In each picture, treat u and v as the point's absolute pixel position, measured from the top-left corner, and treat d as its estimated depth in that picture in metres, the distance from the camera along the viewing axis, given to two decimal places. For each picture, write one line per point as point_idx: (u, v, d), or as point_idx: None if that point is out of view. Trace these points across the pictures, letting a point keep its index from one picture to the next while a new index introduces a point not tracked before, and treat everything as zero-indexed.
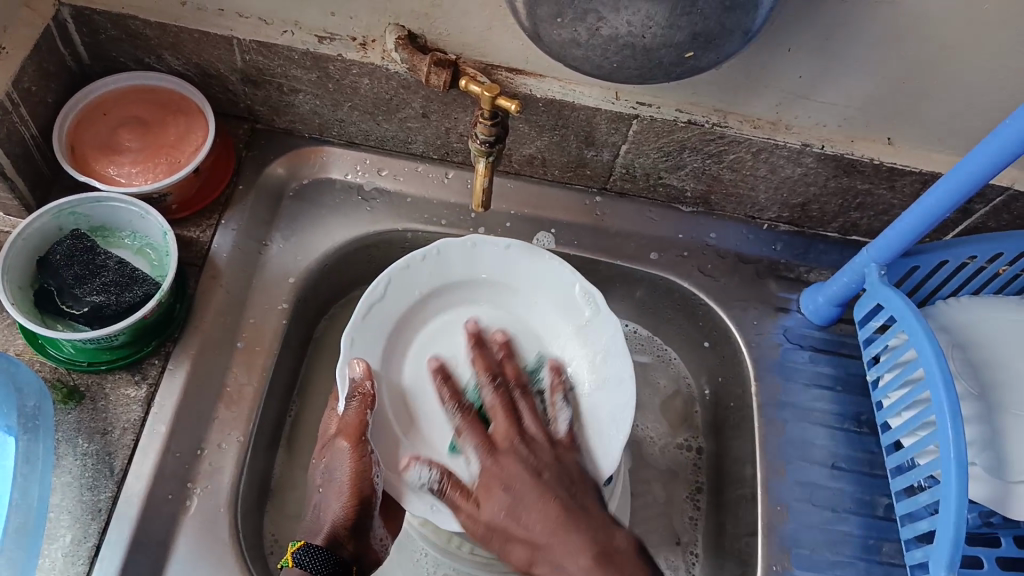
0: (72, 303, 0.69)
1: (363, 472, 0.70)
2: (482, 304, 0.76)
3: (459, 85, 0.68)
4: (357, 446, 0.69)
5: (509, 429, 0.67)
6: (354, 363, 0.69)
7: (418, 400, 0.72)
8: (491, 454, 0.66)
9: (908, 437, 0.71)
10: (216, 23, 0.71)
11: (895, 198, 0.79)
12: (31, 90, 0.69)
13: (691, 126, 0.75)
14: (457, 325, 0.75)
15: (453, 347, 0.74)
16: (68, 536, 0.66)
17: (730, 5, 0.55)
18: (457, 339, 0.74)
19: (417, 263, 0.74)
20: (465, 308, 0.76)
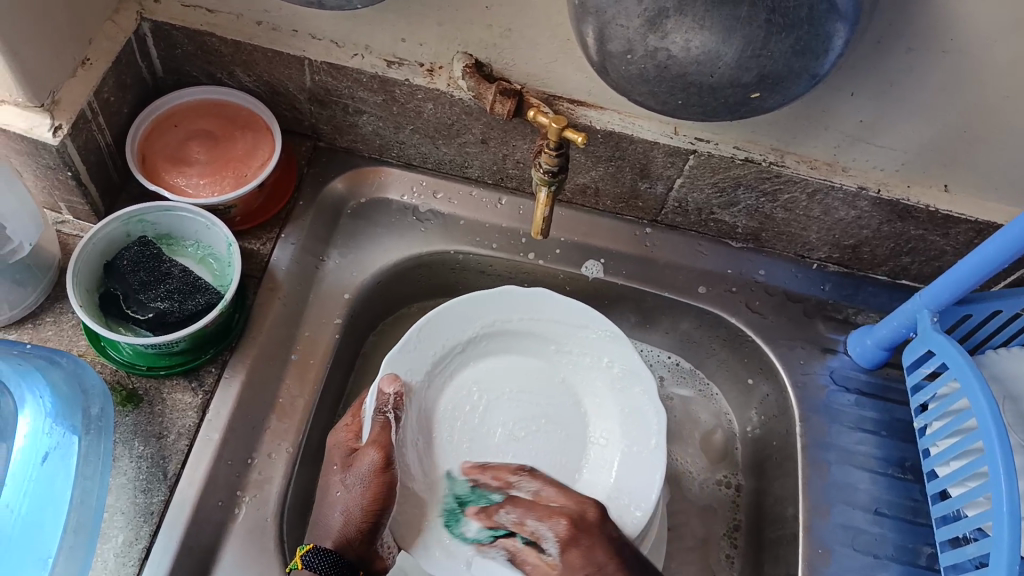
0: (137, 308, 0.71)
1: (378, 484, 0.68)
2: (531, 358, 0.79)
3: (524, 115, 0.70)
4: (384, 465, 0.68)
5: (544, 517, 0.65)
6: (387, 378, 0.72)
7: (440, 429, 0.74)
8: (567, 543, 0.64)
9: (955, 488, 0.71)
10: (289, 43, 0.73)
11: (949, 244, 0.79)
12: (109, 100, 0.72)
13: (748, 164, 0.75)
14: (498, 372, 0.78)
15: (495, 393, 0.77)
16: (121, 536, 0.67)
17: (801, 50, 0.56)
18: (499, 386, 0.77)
19: (481, 300, 0.77)
20: (511, 357, 0.79)
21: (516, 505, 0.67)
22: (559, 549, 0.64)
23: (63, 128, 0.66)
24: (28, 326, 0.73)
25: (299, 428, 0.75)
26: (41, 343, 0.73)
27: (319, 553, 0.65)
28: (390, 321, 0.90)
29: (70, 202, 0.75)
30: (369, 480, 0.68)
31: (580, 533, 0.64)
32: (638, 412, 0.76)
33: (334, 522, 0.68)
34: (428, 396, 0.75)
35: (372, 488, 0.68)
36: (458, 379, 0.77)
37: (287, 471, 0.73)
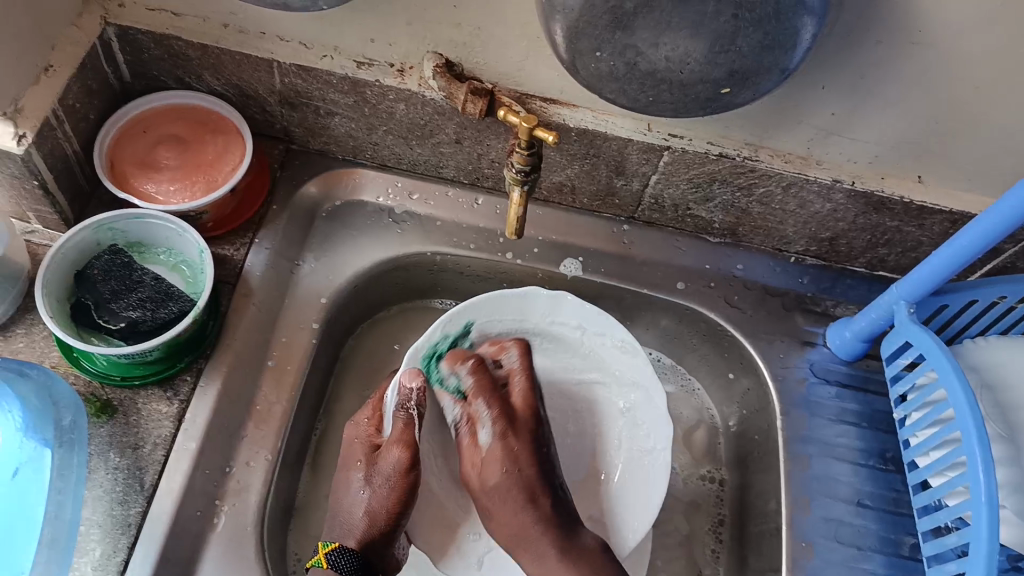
0: (109, 318, 0.70)
1: (403, 483, 0.70)
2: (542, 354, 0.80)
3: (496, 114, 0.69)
4: (409, 464, 0.70)
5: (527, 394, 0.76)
6: (410, 374, 0.71)
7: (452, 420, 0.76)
8: (503, 434, 0.73)
9: (935, 478, 0.71)
10: (257, 46, 0.72)
11: (924, 235, 0.79)
12: (75, 107, 0.71)
13: (723, 159, 0.75)
14: None
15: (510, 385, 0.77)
16: (99, 549, 0.66)
17: (769, 45, 0.56)
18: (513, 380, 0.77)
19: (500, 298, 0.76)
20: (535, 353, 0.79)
21: (497, 403, 0.75)
22: (494, 439, 0.74)
23: (28, 137, 0.65)
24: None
25: (277, 434, 0.75)
26: (13, 355, 0.72)
27: (342, 551, 0.68)
28: (369, 323, 0.90)
29: (39, 212, 0.74)
30: (393, 479, 0.70)
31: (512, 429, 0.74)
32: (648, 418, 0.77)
33: (356, 520, 0.70)
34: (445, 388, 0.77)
35: (396, 485, 0.70)
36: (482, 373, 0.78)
37: (265, 478, 0.73)
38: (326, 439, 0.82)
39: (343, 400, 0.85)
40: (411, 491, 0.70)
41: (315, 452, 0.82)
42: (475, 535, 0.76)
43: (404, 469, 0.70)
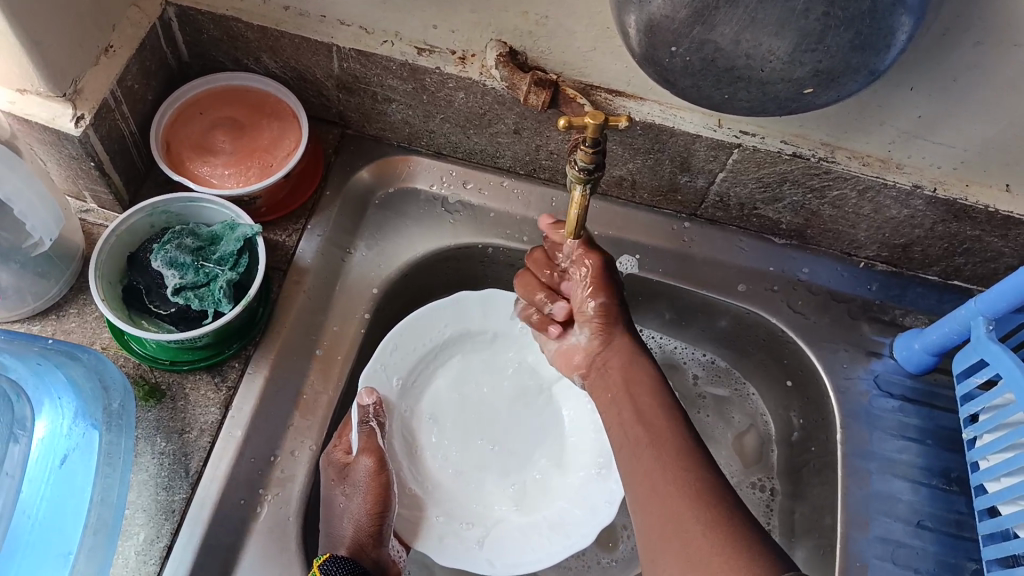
0: (160, 303, 0.69)
1: (379, 485, 0.70)
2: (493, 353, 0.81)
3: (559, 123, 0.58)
4: (379, 467, 0.71)
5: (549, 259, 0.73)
6: (364, 392, 0.73)
7: (421, 433, 0.78)
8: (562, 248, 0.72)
9: (1005, 506, 0.67)
10: (317, 29, 0.70)
11: (1006, 246, 0.74)
12: (134, 87, 0.70)
13: (796, 159, 0.71)
14: (470, 373, 0.81)
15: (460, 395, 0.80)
16: (142, 534, 0.66)
17: (859, 45, 0.51)
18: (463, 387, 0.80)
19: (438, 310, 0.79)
20: (482, 356, 0.81)
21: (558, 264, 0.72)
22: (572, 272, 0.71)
23: (85, 119, 0.65)
24: (51, 317, 0.72)
25: (323, 425, 0.74)
26: (65, 336, 0.72)
27: (335, 560, 0.65)
28: None
29: (94, 191, 0.74)
30: (370, 487, 0.69)
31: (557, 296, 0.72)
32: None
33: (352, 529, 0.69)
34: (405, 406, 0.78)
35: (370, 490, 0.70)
36: (432, 384, 0.80)
37: (311, 469, 0.72)
38: None
39: None
40: (386, 491, 0.71)
41: None
42: (468, 523, 0.75)
43: (375, 474, 0.70)
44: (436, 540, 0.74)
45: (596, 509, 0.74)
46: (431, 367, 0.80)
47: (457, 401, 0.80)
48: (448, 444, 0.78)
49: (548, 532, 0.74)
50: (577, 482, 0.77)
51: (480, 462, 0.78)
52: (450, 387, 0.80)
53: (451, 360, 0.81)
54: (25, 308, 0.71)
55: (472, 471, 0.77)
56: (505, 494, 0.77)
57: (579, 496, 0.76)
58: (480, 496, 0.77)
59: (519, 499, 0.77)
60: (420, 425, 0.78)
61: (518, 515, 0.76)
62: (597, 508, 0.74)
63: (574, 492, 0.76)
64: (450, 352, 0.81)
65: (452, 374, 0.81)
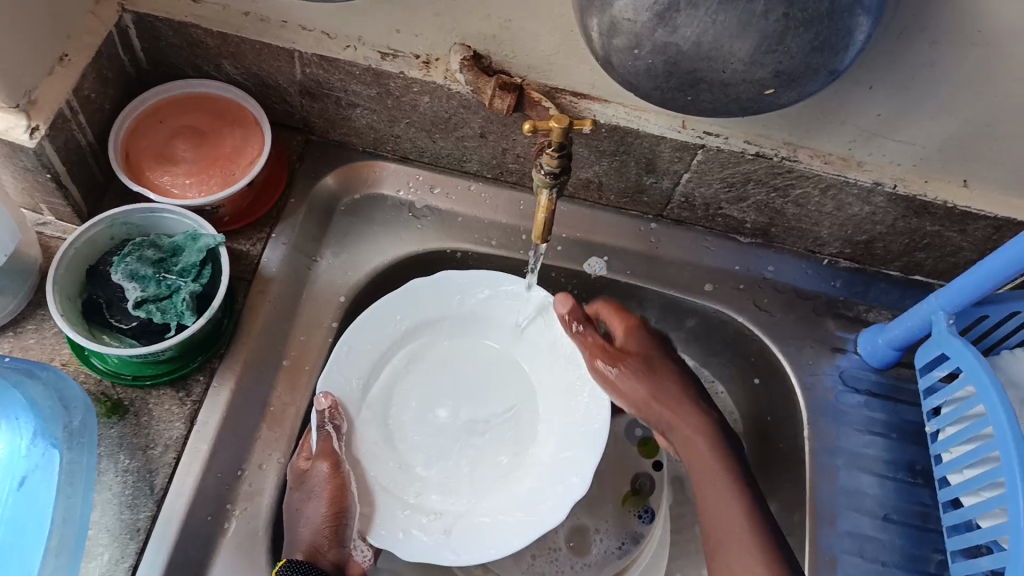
0: (121, 317, 0.68)
1: (337, 488, 0.69)
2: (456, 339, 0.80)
3: (526, 126, 0.57)
4: (335, 469, 0.70)
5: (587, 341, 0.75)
6: (320, 397, 0.71)
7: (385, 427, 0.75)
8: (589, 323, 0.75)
9: (968, 496, 0.68)
10: (278, 35, 0.69)
11: (965, 241, 0.76)
12: (90, 96, 0.69)
13: (760, 159, 0.72)
14: (433, 362, 0.79)
15: (425, 385, 0.78)
16: (106, 554, 0.65)
17: (819, 46, 0.52)
18: (427, 377, 0.78)
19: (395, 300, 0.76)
20: (445, 342, 0.79)
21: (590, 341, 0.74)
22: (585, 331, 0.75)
23: (40, 129, 0.63)
24: (8, 334, 0.70)
25: (292, 437, 0.73)
26: (23, 352, 0.70)
27: (291, 565, 0.66)
28: None
29: (51, 204, 0.72)
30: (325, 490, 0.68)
31: (621, 351, 0.74)
32: (561, 343, 0.77)
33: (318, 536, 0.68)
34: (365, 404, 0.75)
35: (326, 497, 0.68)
36: (394, 379, 0.77)
37: (280, 481, 0.71)
38: None
39: None
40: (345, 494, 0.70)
41: None
42: (434, 513, 0.72)
43: (332, 476, 0.69)
44: (394, 536, 0.70)
45: (567, 486, 0.72)
46: (392, 360, 0.77)
47: (420, 395, 0.77)
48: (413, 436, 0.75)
49: (516, 516, 0.72)
50: (546, 463, 0.74)
51: (446, 455, 0.75)
52: (412, 379, 0.78)
53: (412, 354, 0.78)
54: None
55: (439, 462, 0.75)
56: (472, 484, 0.74)
57: (549, 477, 0.73)
58: (447, 488, 0.74)
59: (487, 488, 0.74)
60: (382, 423, 0.75)
61: (486, 503, 0.73)
62: (567, 487, 0.72)
63: (543, 474, 0.74)
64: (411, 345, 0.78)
65: (414, 366, 0.78)
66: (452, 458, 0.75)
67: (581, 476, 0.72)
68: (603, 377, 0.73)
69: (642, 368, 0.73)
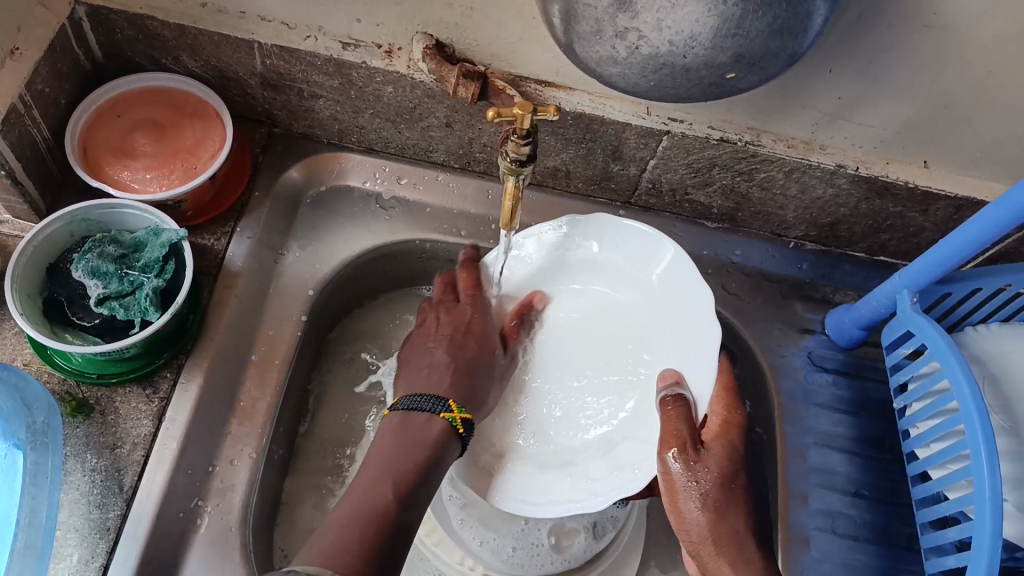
0: (83, 314, 0.67)
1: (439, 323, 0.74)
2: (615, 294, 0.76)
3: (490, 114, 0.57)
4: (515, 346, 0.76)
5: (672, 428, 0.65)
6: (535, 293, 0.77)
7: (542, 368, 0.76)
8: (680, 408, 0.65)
9: (935, 470, 0.69)
10: (237, 26, 0.68)
11: (927, 221, 0.77)
12: (45, 91, 0.67)
13: (724, 144, 0.72)
14: (597, 316, 0.76)
15: (582, 340, 0.75)
16: (76, 555, 0.64)
17: (778, 29, 0.52)
18: (587, 330, 0.76)
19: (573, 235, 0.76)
20: (613, 296, 0.76)
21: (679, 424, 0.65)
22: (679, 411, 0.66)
23: None
24: None
25: (263, 431, 0.72)
26: None
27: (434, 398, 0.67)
28: (357, 311, 0.87)
29: (7, 201, 0.70)
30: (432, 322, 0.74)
31: (697, 449, 0.65)
32: (699, 330, 0.69)
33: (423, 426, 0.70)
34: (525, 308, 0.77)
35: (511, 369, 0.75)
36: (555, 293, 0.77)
37: (252, 477, 0.70)
38: (312, 432, 0.81)
39: (330, 392, 0.83)
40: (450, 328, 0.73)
41: (301, 446, 0.80)
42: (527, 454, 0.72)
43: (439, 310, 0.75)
44: (502, 482, 0.70)
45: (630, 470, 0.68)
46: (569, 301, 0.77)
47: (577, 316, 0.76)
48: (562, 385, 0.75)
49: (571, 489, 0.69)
50: (625, 445, 0.70)
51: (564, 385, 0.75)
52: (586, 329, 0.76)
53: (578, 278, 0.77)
54: None
55: (571, 411, 0.74)
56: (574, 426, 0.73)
57: (615, 462, 0.69)
58: (559, 428, 0.73)
59: (576, 440, 0.72)
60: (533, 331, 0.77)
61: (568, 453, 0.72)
62: (624, 478, 0.67)
63: (615, 457, 0.70)
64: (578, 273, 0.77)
65: (587, 311, 0.77)
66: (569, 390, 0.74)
67: (643, 469, 0.67)
68: (670, 474, 0.65)
69: (707, 484, 0.64)
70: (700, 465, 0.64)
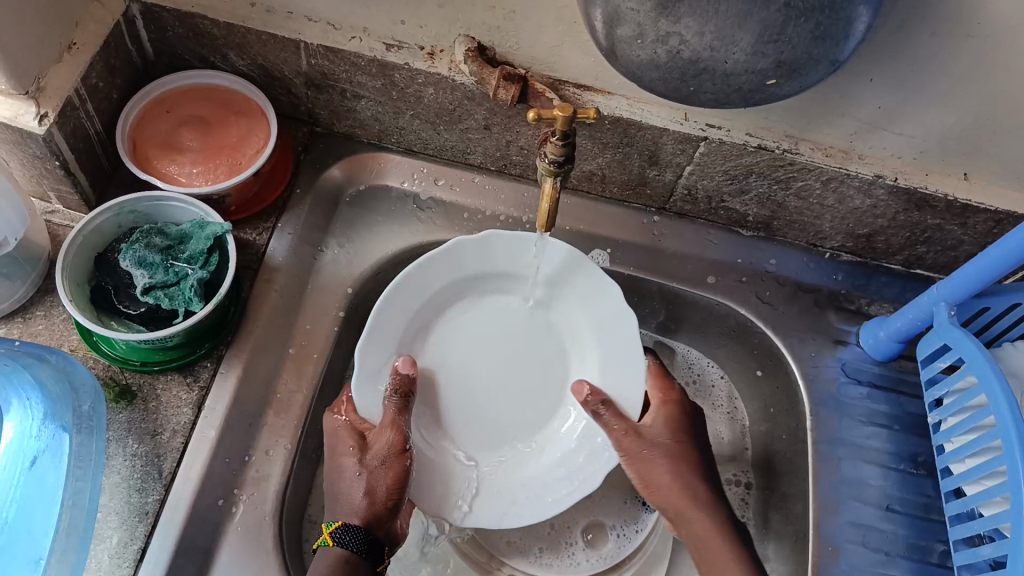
0: (129, 303, 0.68)
1: (402, 464, 0.66)
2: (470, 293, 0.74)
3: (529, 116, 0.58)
4: (401, 453, 0.66)
5: (619, 421, 0.69)
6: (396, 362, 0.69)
7: (452, 383, 0.73)
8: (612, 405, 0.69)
9: (970, 486, 0.69)
10: (284, 26, 0.70)
11: (965, 234, 0.76)
12: (98, 86, 0.69)
13: (762, 151, 0.72)
14: (457, 317, 0.74)
15: (460, 341, 0.74)
16: (115, 537, 0.65)
17: (820, 36, 0.52)
18: (451, 334, 0.74)
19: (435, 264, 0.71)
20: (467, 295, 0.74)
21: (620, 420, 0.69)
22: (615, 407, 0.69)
23: (49, 116, 0.64)
24: (17, 320, 0.71)
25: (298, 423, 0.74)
26: (32, 338, 0.71)
27: (347, 528, 0.64)
28: None
29: (59, 191, 0.73)
30: (389, 461, 0.66)
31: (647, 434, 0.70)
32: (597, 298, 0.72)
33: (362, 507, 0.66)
34: (410, 332, 0.72)
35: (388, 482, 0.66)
36: (437, 315, 0.73)
37: (287, 467, 0.72)
38: None
39: None
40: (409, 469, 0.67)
41: None
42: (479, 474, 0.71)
43: (399, 448, 0.66)
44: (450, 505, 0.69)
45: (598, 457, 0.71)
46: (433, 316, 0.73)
47: (468, 335, 0.74)
48: (480, 395, 0.73)
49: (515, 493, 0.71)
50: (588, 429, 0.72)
51: (475, 388, 0.73)
52: (470, 333, 0.74)
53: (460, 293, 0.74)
54: None
55: (498, 415, 0.73)
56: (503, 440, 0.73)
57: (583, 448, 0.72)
58: (496, 435, 0.73)
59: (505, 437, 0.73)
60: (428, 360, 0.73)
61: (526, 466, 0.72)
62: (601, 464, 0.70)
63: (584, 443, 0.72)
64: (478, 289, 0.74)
65: (458, 321, 0.74)
66: (485, 403, 0.73)
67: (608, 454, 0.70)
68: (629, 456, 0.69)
69: (667, 459, 0.70)
70: (657, 442, 0.70)
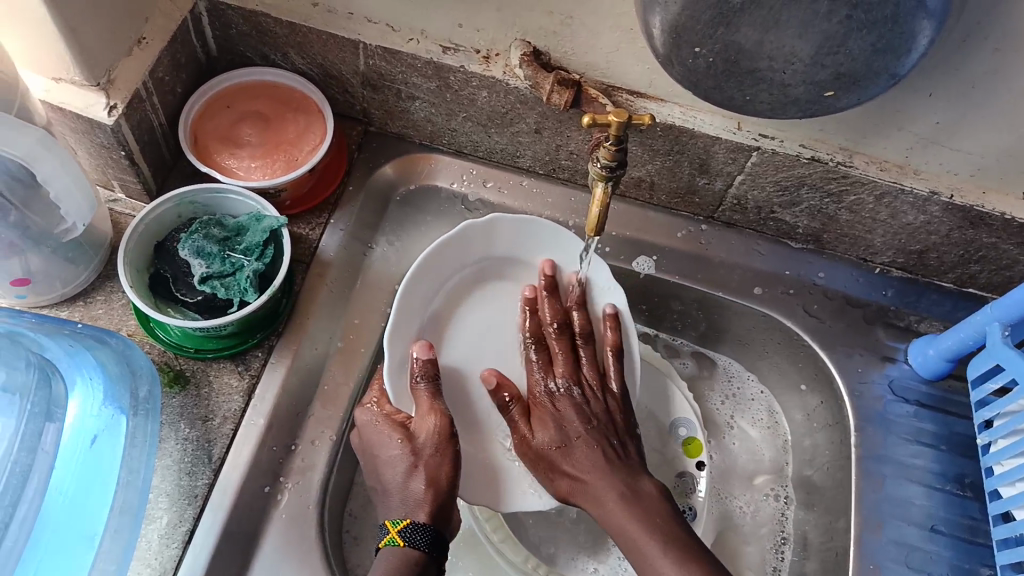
0: (186, 291, 0.70)
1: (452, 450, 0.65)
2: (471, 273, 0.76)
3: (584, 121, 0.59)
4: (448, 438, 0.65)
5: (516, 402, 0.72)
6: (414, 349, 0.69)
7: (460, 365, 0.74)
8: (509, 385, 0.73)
9: (1020, 510, 0.67)
10: (344, 26, 0.72)
11: (1022, 254, 0.74)
12: (164, 80, 0.72)
13: (815, 163, 0.72)
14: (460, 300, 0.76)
15: (463, 323, 0.75)
16: (165, 517, 0.67)
17: (881, 49, 0.52)
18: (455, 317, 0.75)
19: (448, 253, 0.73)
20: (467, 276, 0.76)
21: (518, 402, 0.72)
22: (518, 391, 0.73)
23: (118, 108, 0.67)
24: (80, 303, 0.74)
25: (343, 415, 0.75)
26: (92, 321, 0.73)
27: (415, 526, 0.61)
28: None
29: (123, 181, 0.75)
30: (440, 449, 0.65)
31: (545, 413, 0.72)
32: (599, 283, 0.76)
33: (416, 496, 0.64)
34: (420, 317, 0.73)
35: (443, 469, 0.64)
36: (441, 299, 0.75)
37: (331, 458, 0.73)
38: None
39: None
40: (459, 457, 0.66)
41: None
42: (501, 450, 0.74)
43: (447, 435, 0.65)
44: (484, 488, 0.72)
45: None
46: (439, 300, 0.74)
47: (469, 317, 0.75)
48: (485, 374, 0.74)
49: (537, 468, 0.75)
50: None
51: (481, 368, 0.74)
52: (472, 313, 0.76)
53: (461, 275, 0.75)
54: (54, 294, 0.72)
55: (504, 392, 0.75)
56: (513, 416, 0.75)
57: None
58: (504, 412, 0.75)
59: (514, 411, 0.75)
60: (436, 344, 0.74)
61: None
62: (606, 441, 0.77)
63: None
64: (485, 276, 0.77)
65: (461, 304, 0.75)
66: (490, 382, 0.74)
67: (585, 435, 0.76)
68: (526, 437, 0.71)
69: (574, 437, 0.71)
70: (560, 424, 0.72)
